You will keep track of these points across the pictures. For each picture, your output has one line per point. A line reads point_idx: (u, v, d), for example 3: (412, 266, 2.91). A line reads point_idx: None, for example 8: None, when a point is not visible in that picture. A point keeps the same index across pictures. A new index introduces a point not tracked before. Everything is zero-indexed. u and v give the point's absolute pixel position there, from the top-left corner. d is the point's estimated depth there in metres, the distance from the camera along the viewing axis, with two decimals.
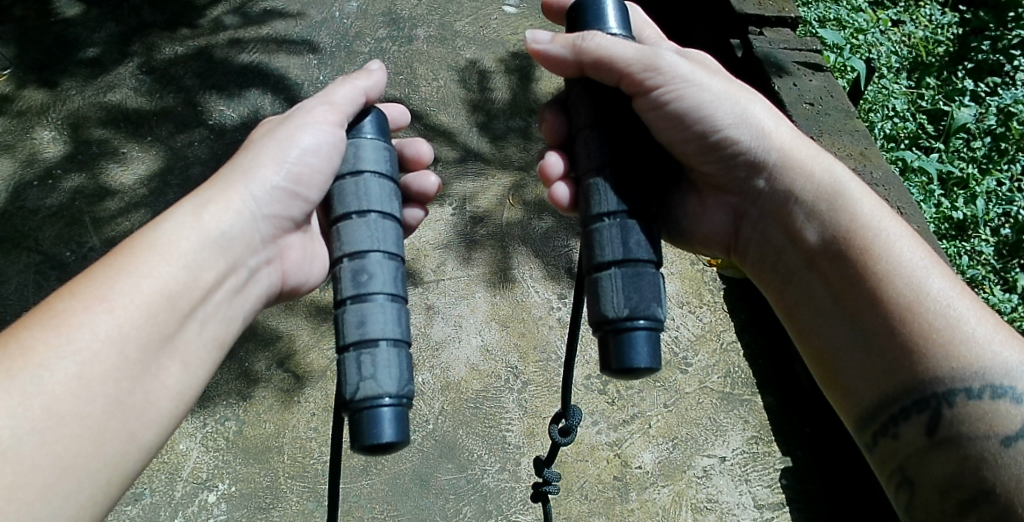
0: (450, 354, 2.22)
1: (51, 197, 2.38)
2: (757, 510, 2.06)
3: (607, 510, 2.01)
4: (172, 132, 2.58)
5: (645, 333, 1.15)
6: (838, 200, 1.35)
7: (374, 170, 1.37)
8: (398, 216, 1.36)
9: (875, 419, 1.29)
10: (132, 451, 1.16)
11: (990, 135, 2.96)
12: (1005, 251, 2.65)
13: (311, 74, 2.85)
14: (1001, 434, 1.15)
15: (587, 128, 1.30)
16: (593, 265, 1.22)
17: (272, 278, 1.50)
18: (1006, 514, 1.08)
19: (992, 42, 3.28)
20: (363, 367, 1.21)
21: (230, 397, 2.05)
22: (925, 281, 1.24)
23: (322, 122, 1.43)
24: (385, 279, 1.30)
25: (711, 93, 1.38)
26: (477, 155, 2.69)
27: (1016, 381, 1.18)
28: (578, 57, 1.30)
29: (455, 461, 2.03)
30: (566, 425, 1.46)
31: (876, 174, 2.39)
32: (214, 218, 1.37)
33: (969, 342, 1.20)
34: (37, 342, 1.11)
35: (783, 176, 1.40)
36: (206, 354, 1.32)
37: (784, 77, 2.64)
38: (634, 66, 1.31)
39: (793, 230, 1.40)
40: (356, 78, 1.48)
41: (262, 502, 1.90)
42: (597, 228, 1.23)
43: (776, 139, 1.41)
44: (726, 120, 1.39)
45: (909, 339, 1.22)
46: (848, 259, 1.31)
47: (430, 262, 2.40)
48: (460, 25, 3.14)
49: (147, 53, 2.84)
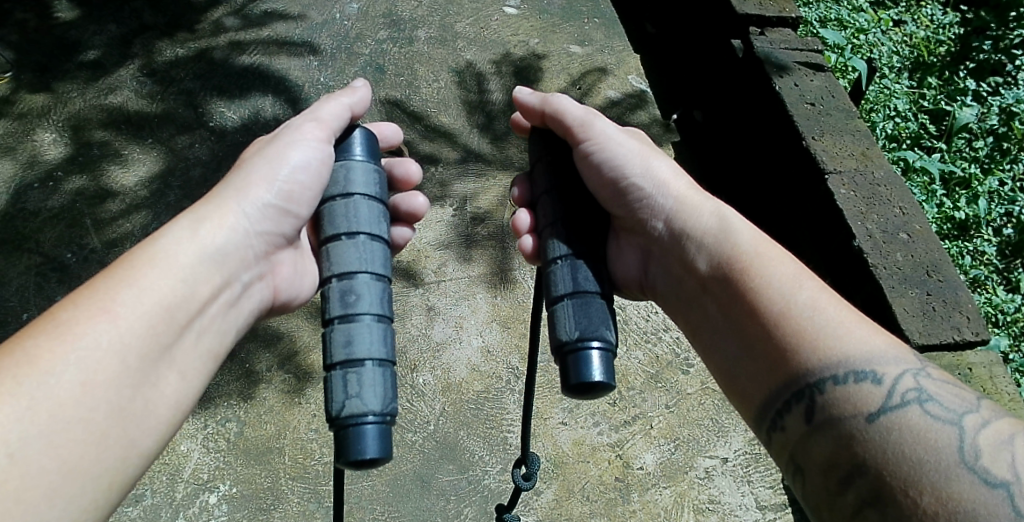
0: (451, 355, 2.22)
1: (52, 198, 2.38)
2: (760, 511, 2.06)
3: (609, 511, 2.01)
4: (172, 134, 2.58)
5: (597, 352, 1.27)
6: (721, 230, 1.46)
7: (364, 193, 1.42)
8: (386, 237, 1.42)
9: (766, 416, 1.33)
10: (132, 459, 1.18)
11: (992, 135, 2.96)
12: (1008, 251, 2.65)
13: (312, 76, 2.85)
14: (866, 412, 1.19)
15: (543, 194, 1.51)
16: (550, 300, 1.38)
17: (264, 294, 1.51)
18: (878, 486, 1.09)
19: (993, 43, 3.28)
20: (349, 385, 1.24)
21: (231, 399, 2.05)
22: (794, 290, 1.33)
23: (311, 138, 1.48)
24: (372, 300, 1.35)
25: (625, 148, 1.54)
26: (478, 156, 2.69)
27: (877, 367, 1.23)
28: (543, 106, 1.57)
29: (456, 463, 2.02)
30: (527, 471, 1.65)
31: (878, 173, 2.38)
32: (210, 233, 1.39)
33: (830, 339, 1.27)
34: (42, 350, 1.13)
35: (679, 217, 1.52)
36: (203, 365, 1.33)
37: (785, 77, 2.63)
38: (575, 122, 1.54)
39: (686, 260, 1.50)
40: (340, 96, 1.55)
41: (263, 503, 1.90)
42: (552, 269, 1.41)
43: (674, 188, 1.55)
44: (634, 170, 1.54)
45: (784, 342, 1.30)
46: (728, 278, 1.41)
47: (431, 263, 2.39)
48: (460, 27, 3.14)
49: (148, 56, 2.85)
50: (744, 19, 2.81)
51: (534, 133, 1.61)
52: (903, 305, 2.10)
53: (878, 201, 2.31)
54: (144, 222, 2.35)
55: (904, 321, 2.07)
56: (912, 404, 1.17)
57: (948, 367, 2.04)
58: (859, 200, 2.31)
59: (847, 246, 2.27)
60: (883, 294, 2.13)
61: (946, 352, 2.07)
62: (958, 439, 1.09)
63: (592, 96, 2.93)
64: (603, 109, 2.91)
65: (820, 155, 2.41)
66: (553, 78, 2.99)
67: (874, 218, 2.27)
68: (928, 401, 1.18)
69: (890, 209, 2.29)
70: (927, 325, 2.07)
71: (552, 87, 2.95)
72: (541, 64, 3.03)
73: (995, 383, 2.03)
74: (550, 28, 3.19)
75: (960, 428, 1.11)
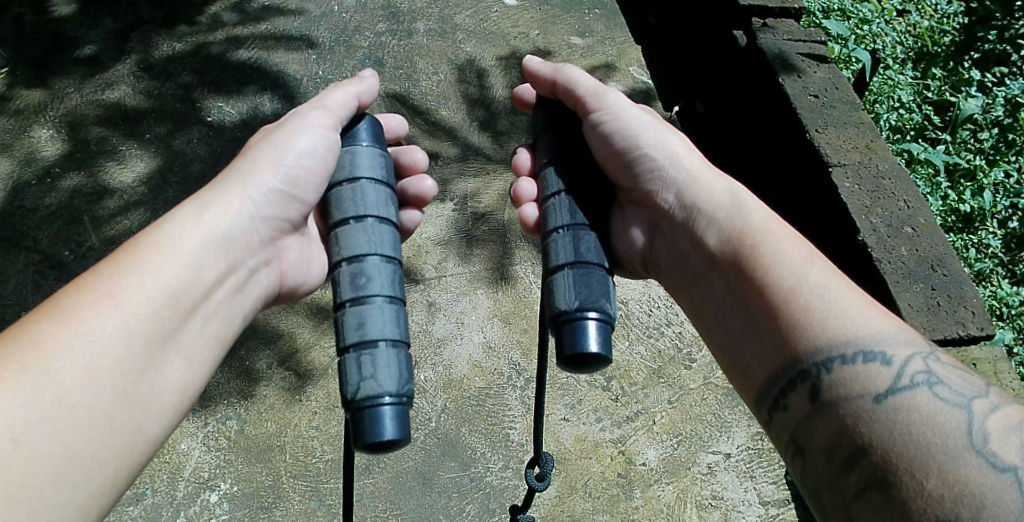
0: (452, 351, 2.20)
1: (49, 196, 2.36)
2: (763, 507, 2.05)
3: (611, 508, 1.99)
4: (170, 130, 2.57)
5: (595, 323, 1.26)
6: (733, 206, 1.46)
7: (371, 177, 1.41)
8: (394, 221, 1.40)
9: (768, 395, 1.31)
10: (139, 444, 1.16)
11: (998, 126, 2.95)
12: (1013, 244, 2.63)
13: (310, 70, 2.83)
14: (874, 392, 1.17)
15: (547, 162, 1.49)
16: (549, 269, 1.37)
17: (270, 279, 1.49)
18: (883, 469, 1.07)
19: (998, 32, 3.23)
20: (363, 366, 1.23)
21: (231, 397, 2.04)
22: (805, 268, 1.32)
23: (317, 125, 1.46)
24: (383, 282, 1.33)
25: (638, 120, 1.54)
26: (478, 151, 2.68)
27: (886, 349, 1.22)
28: (555, 76, 1.55)
29: (457, 460, 2.01)
30: (541, 471, 1.64)
31: (882, 165, 2.36)
32: (214, 219, 1.37)
33: (841, 317, 1.26)
34: (47, 335, 1.12)
35: (690, 192, 1.51)
36: (209, 350, 1.31)
37: (788, 70, 2.60)
38: (588, 92, 1.53)
39: (695, 235, 1.48)
40: (349, 85, 1.53)
41: (264, 501, 1.89)
42: (552, 239, 1.39)
43: (686, 163, 1.54)
44: (647, 142, 1.53)
45: (792, 319, 1.28)
46: (739, 254, 1.39)
47: (432, 258, 2.38)
48: (459, 18, 3.12)
49: (145, 50, 2.83)
50: (746, 10, 2.78)
51: (543, 101, 1.60)
52: (909, 301, 2.08)
53: (883, 195, 2.29)
54: (142, 219, 2.33)
55: (908, 317, 2.05)
56: (921, 386, 1.16)
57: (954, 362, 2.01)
58: (863, 193, 2.29)
59: (850, 242, 2.25)
60: (887, 289, 2.11)
61: (949, 348, 2.05)
62: (967, 423, 1.08)
63: None
64: None
65: (823, 149, 2.38)
66: None
67: (878, 212, 2.25)
68: (937, 384, 1.17)
69: (895, 203, 2.27)
70: (931, 320, 2.05)
71: None
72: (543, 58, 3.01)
73: (1000, 379, 2.01)
74: (551, 20, 3.17)
75: (970, 411, 1.10)
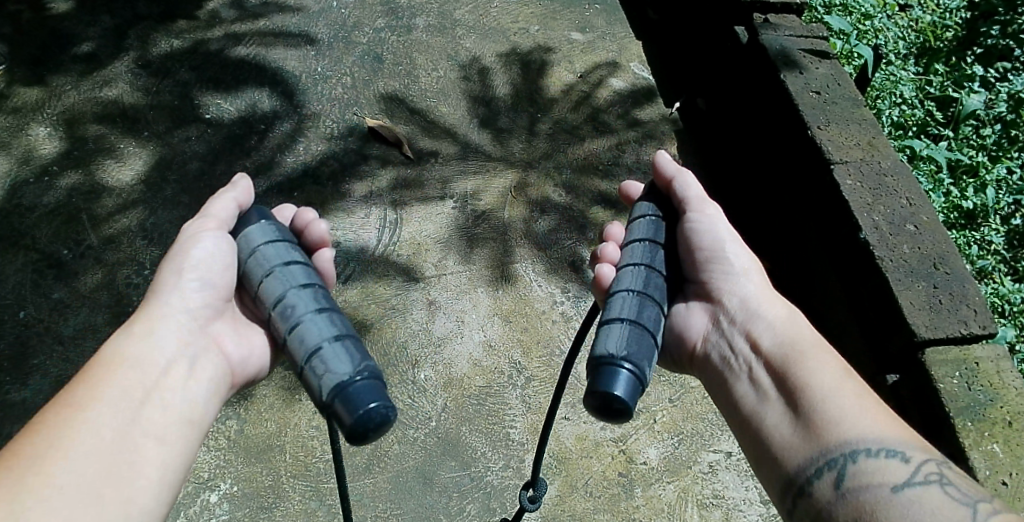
0: (452, 350, 2.19)
1: (47, 194, 2.34)
2: (764, 506, 2.04)
3: (612, 506, 1.98)
4: (169, 128, 2.55)
5: (627, 374, 1.27)
6: (790, 323, 1.48)
7: (266, 239, 1.41)
8: (303, 259, 1.39)
9: (792, 480, 1.28)
10: (133, 517, 1.14)
11: (1000, 122, 2.93)
12: (1017, 241, 2.63)
13: (309, 66, 2.81)
14: (891, 484, 1.19)
15: (640, 239, 1.50)
16: (603, 320, 1.38)
17: (216, 369, 1.42)
18: None
19: (1001, 27, 3.22)
20: (316, 368, 1.24)
21: (230, 397, 2.03)
22: (850, 379, 1.34)
23: (207, 228, 1.47)
24: (307, 304, 1.33)
25: (726, 225, 1.57)
26: (478, 149, 2.67)
27: (904, 450, 1.24)
28: (674, 172, 1.59)
29: (458, 459, 2.00)
30: (534, 493, 1.85)
31: (885, 163, 2.35)
32: (143, 330, 1.36)
33: (876, 425, 1.27)
34: (21, 447, 1.12)
35: (754, 303, 1.52)
36: (180, 431, 1.28)
37: (790, 65, 2.58)
38: (690, 187, 1.57)
39: (749, 338, 1.47)
40: (225, 192, 1.52)
41: (264, 501, 1.88)
42: (614, 295, 1.41)
43: (754, 276, 1.56)
44: (730, 246, 1.55)
45: (833, 415, 1.28)
46: (790, 358, 1.39)
47: (432, 256, 2.37)
48: (459, 14, 3.11)
49: (143, 47, 2.81)
50: (748, 5, 2.77)
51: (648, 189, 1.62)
52: (910, 299, 2.06)
53: (885, 192, 2.28)
54: (141, 217, 2.32)
55: (909, 316, 2.03)
56: (932, 483, 1.18)
57: (956, 361, 1.98)
58: (865, 190, 2.27)
59: (852, 239, 2.23)
60: (889, 287, 2.09)
61: (952, 346, 2.02)
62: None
63: (598, 88, 2.96)
64: (607, 102, 2.91)
65: (825, 146, 2.36)
66: (557, 69, 2.99)
67: (881, 209, 2.24)
68: (947, 485, 1.19)
69: (897, 200, 2.26)
70: (933, 318, 2.03)
71: (556, 80, 2.95)
72: (544, 56, 3.02)
73: (1004, 378, 1.95)
74: (550, 17, 3.17)
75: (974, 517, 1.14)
